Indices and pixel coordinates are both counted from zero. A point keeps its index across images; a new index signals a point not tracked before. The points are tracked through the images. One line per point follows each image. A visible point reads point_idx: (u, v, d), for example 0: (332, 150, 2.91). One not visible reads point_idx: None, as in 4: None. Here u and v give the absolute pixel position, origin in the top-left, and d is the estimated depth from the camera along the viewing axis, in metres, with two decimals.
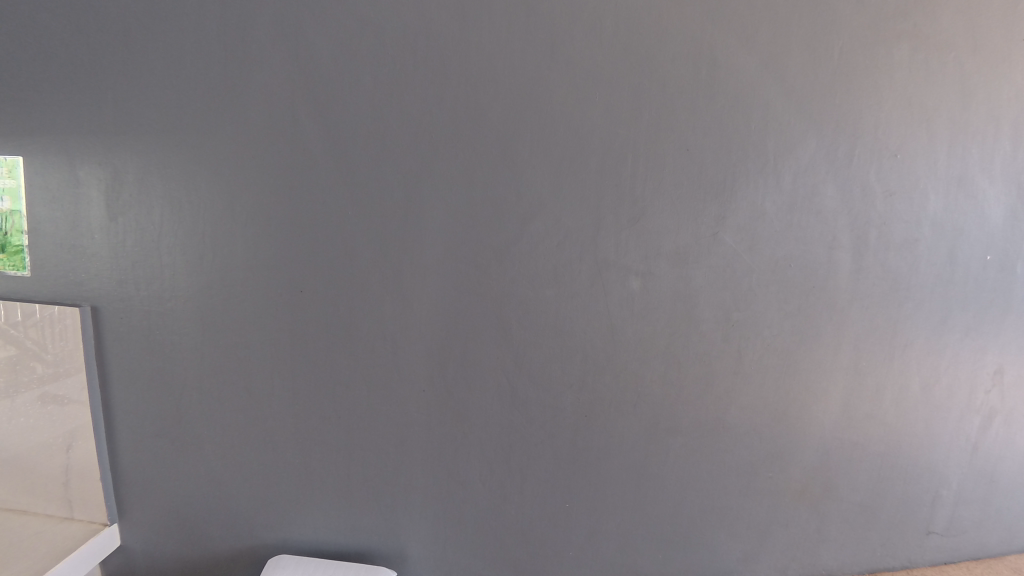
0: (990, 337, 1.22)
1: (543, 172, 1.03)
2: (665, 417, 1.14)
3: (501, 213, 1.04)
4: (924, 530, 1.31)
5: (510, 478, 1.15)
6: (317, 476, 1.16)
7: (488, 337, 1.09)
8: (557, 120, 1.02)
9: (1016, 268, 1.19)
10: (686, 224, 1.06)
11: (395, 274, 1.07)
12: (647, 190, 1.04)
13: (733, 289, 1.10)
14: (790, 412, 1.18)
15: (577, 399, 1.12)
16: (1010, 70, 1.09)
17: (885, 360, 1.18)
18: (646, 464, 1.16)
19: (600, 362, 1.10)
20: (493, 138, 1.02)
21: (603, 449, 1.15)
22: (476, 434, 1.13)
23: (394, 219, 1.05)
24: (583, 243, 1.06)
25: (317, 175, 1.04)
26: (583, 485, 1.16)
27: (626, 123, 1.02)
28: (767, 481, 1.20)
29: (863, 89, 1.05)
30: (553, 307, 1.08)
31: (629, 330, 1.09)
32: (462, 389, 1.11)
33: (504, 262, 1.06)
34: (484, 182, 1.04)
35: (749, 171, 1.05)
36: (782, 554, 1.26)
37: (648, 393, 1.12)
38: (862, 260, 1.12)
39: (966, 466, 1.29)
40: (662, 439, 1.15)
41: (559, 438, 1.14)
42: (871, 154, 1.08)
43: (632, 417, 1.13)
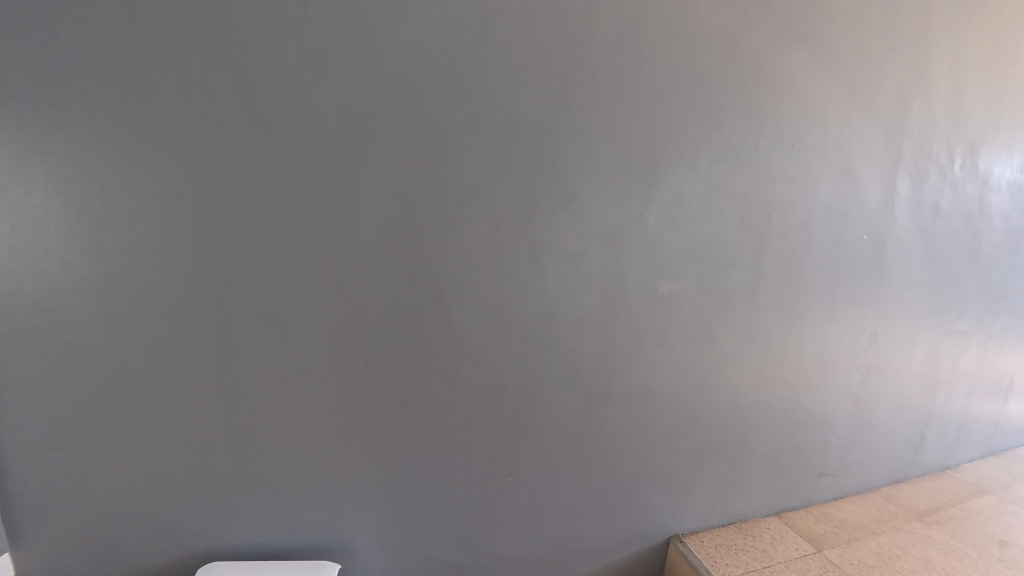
0: (869, 306, 1.44)
1: (478, 156, 1.04)
2: (599, 389, 1.21)
3: (436, 195, 1.04)
4: (819, 473, 1.58)
5: (453, 459, 1.17)
6: (250, 473, 1.11)
7: (426, 321, 1.09)
8: (490, 104, 1.02)
9: (886, 246, 1.42)
10: (614, 207, 1.12)
11: (327, 260, 1.03)
12: (578, 174, 1.09)
13: (657, 267, 1.18)
14: (709, 379, 1.30)
15: (516, 377, 1.15)
16: (882, 78, 1.31)
17: (786, 328, 1.34)
18: (583, 434, 1.23)
19: (536, 341, 1.15)
20: (425, 121, 1.01)
21: (543, 423, 1.20)
22: (419, 417, 1.13)
23: (325, 202, 1.01)
24: (517, 225, 1.08)
25: (237, 155, 0.97)
26: (524, 458, 1.21)
27: (557, 108, 1.05)
28: (691, 442, 1.33)
29: (765, 87, 1.17)
30: (490, 288, 1.10)
31: (564, 309, 1.14)
32: (403, 374, 1.11)
33: (441, 244, 1.06)
34: (417, 164, 1.02)
35: (670, 157, 1.13)
36: (703, 505, 1.41)
37: (583, 367, 1.19)
38: (767, 240, 1.26)
39: (852, 417, 1.54)
40: (597, 410, 1.22)
41: (500, 415, 1.17)
42: (773, 145, 1.20)
43: (569, 390, 1.19)
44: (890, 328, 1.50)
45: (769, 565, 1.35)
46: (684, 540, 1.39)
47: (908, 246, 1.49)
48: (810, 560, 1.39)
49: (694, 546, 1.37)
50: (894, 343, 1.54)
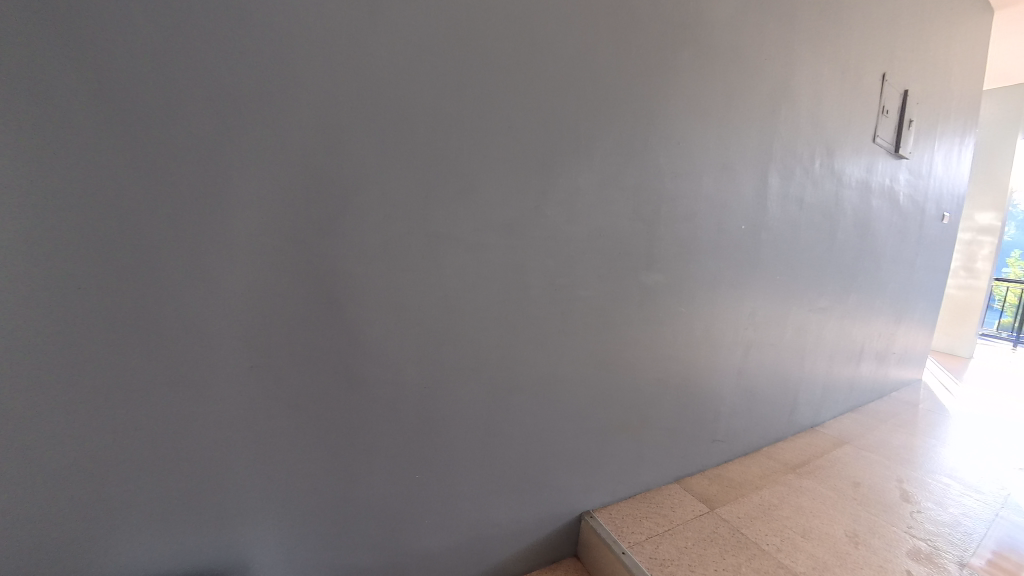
0: (746, 288, 1.66)
1: (371, 142, 0.95)
2: (503, 378, 1.22)
3: (324, 185, 0.92)
4: (713, 439, 1.79)
5: (365, 470, 1.09)
6: (90, 558, 0.82)
7: (324, 326, 0.97)
8: (380, 87, 0.94)
9: (757, 234, 1.65)
10: (511, 198, 1.13)
11: (193, 259, 0.84)
12: (474, 165, 1.07)
13: (554, 256, 1.22)
14: (611, 363, 1.38)
15: (418, 373, 1.10)
16: (748, 86, 1.51)
17: (677, 310, 1.47)
18: (489, 424, 1.23)
19: (437, 334, 1.11)
20: (309, 98, 0.88)
21: (447, 417, 1.16)
22: (313, 433, 1.01)
23: (187, 193, 0.81)
24: (410, 216, 1.02)
25: (39, 129, 0.69)
26: (432, 456, 1.17)
27: (451, 97, 1.02)
28: (598, 423, 1.41)
29: (651, 89, 1.26)
30: (388, 284, 1.02)
31: (464, 301, 1.12)
32: (299, 387, 0.97)
33: (331, 238, 0.95)
34: (303, 148, 0.89)
35: (566, 151, 1.17)
36: (612, 479, 1.51)
37: (486, 358, 1.18)
38: (659, 230, 1.36)
39: (735, 387, 1.76)
40: (502, 399, 1.23)
41: (403, 416, 1.10)
42: (661, 141, 1.31)
43: (473, 381, 1.18)
44: (757, 307, 1.73)
45: (669, 528, 1.48)
46: (594, 514, 1.49)
47: (771, 234, 1.73)
48: (703, 518, 1.55)
49: (603, 519, 1.48)
50: (761, 319, 1.78)
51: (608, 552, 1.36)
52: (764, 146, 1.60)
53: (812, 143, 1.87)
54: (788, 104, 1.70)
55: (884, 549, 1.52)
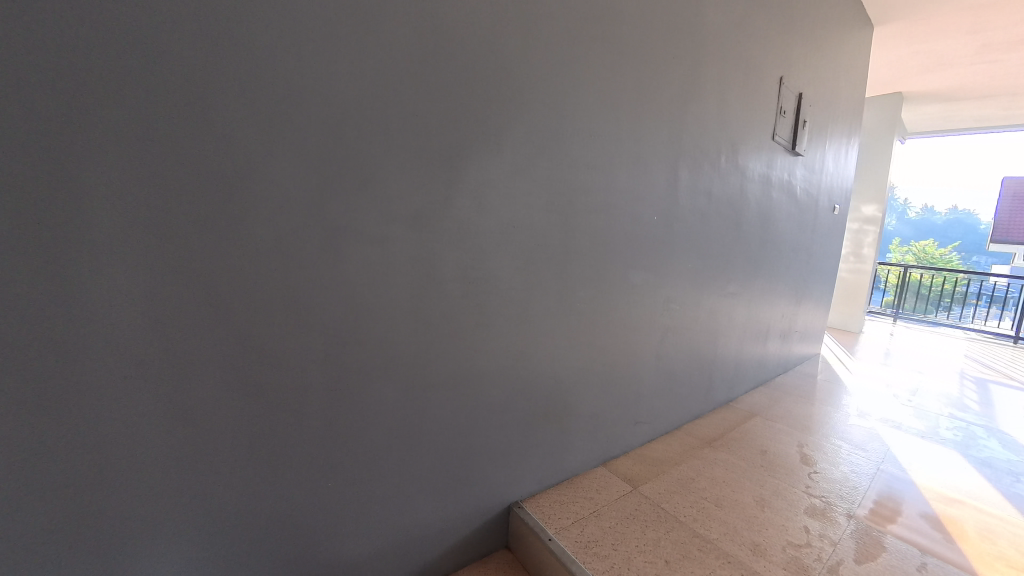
0: (659, 277, 1.77)
1: (257, 127, 0.86)
2: (417, 375, 1.18)
3: (203, 174, 0.81)
4: (635, 421, 1.90)
5: (274, 484, 1.00)
6: None
7: (212, 332, 0.87)
8: (265, 66, 0.85)
9: (669, 225, 1.76)
10: (418, 189, 1.09)
11: (34, 262, 0.69)
12: (376, 154, 1.02)
13: (468, 249, 1.20)
14: (532, 353, 1.40)
15: (325, 377, 1.03)
16: (655, 82, 1.59)
17: (594, 300, 1.54)
18: (406, 424, 1.19)
19: (343, 334, 1.04)
20: (178, 71, 0.76)
21: (357, 421, 1.10)
22: (207, 452, 0.90)
23: (19, 182, 0.67)
24: (303, 209, 0.94)
25: None
26: (346, 463, 1.11)
27: (349, 80, 0.95)
28: (523, 414, 1.43)
29: (558, 81, 1.29)
30: (285, 282, 0.94)
31: (370, 299, 1.06)
32: (188, 401, 0.86)
33: (214, 234, 0.84)
34: (176, 131, 0.78)
35: (475, 141, 1.16)
36: (539, 468, 1.55)
37: (399, 356, 1.13)
38: (573, 221, 1.41)
39: (655, 370, 1.87)
40: (418, 397, 1.19)
41: (309, 423, 1.03)
42: (572, 133, 1.35)
43: (387, 381, 1.13)
44: (670, 294, 1.85)
45: (593, 510, 1.55)
46: (523, 505, 1.51)
47: (682, 225, 1.84)
48: (626, 497, 1.63)
49: (530, 508, 1.51)
50: (675, 306, 1.90)
51: (536, 540, 1.39)
52: (671, 141, 1.70)
53: (718, 138, 2.00)
54: (695, 101, 1.81)
55: (785, 509, 1.68)
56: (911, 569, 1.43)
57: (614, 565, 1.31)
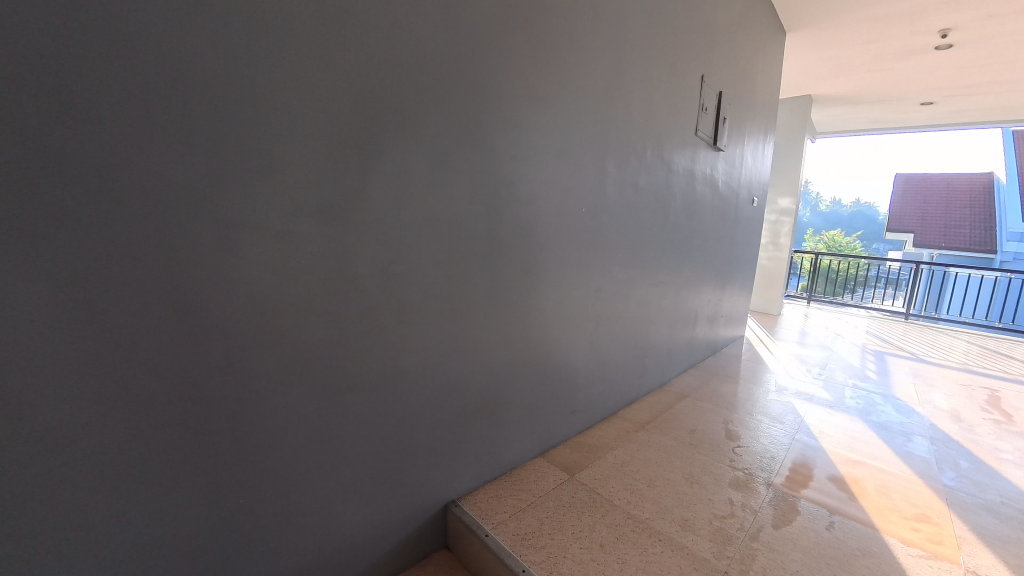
0: (587, 267, 1.82)
1: (127, 106, 0.74)
2: (336, 378, 1.11)
3: (57, 159, 0.69)
4: (571, 409, 1.95)
5: (171, 511, 0.89)
6: None
7: (79, 343, 0.75)
8: (135, 34, 0.73)
9: (595, 217, 1.81)
10: (328, 179, 1.01)
11: None
12: (276, 140, 0.92)
13: (387, 243, 1.14)
14: (461, 347, 1.39)
15: (228, 387, 0.93)
16: (579, 75, 1.61)
17: (524, 292, 1.55)
18: (325, 431, 1.11)
19: (248, 339, 0.94)
20: (12, 35, 0.64)
21: (269, 433, 1.01)
22: (81, 483, 0.78)
23: None
24: (194, 200, 0.83)
25: None
26: (260, 479, 1.01)
27: (240, 57, 0.85)
28: (454, 410, 1.42)
29: (480, 70, 1.27)
30: (176, 284, 0.83)
31: (277, 299, 0.98)
32: (49, 425, 0.73)
33: (78, 231, 0.72)
34: (11, 103, 0.64)
35: (391, 130, 1.11)
36: (476, 463, 1.55)
37: (314, 359, 1.06)
38: (499, 212, 1.40)
39: (587, 358, 1.94)
40: (338, 401, 1.12)
41: (211, 440, 0.93)
42: (497, 124, 1.34)
43: (301, 387, 1.05)
44: (600, 284, 1.92)
45: (530, 502, 1.55)
46: (459, 503, 1.49)
47: (609, 216, 1.89)
48: (563, 486, 1.65)
49: (467, 505, 1.49)
50: (606, 295, 1.97)
51: (472, 538, 1.37)
52: (597, 133, 1.73)
53: (644, 132, 2.06)
54: (621, 94, 1.85)
55: (712, 484, 1.77)
56: (820, 528, 1.56)
57: (550, 555, 1.32)
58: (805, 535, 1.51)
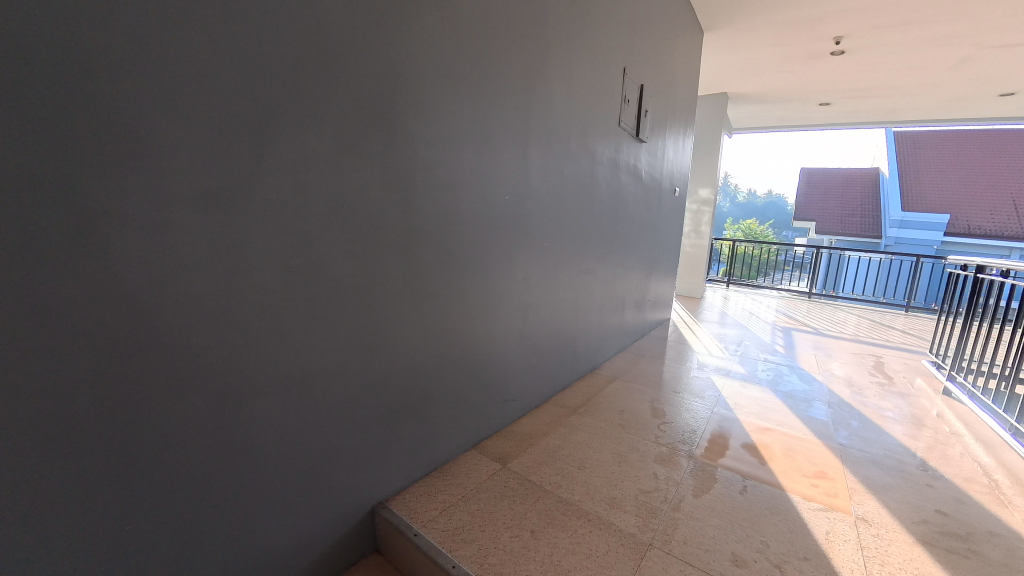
0: (513, 257, 1.82)
1: None
2: (236, 384, 1.00)
3: None
4: (503, 399, 1.95)
5: (29, 554, 0.75)
6: None
7: None
8: None
9: (519, 206, 1.80)
10: (216, 163, 0.90)
11: None
12: (149, 114, 0.79)
13: (289, 234, 1.05)
14: (380, 343, 1.33)
15: (99, 403, 0.79)
16: (498, 61, 1.58)
17: (447, 282, 1.52)
18: (228, 443, 1.00)
19: (124, 346, 0.81)
20: None
21: (159, 451, 0.89)
22: None
23: None
24: (37, 183, 0.69)
25: None
26: (149, 504, 0.89)
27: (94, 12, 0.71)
28: (377, 409, 1.36)
29: (389, 49, 1.20)
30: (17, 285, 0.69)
31: (159, 299, 0.85)
32: None
33: None
34: None
35: (290, 109, 1.01)
36: (404, 461, 1.50)
37: (210, 364, 0.95)
38: (416, 201, 1.35)
39: (516, 347, 1.95)
40: (240, 409, 1.02)
41: (81, 466, 0.79)
42: (410, 108, 1.28)
43: (196, 397, 0.93)
44: (526, 273, 1.93)
45: (463, 495, 1.53)
46: (387, 504, 1.43)
47: (534, 204, 1.90)
48: (495, 476, 1.65)
49: (396, 506, 1.43)
50: (532, 283, 1.99)
51: (401, 538, 1.33)
52: (518, 121, 1.72)
53: (567, 121, 2.08)
54: (542, 82, 1.85)
55: (639, 461, 1.85)
56: (735, 493, 1.68)
57: (481, 548, 1.31)
58: (721, 500, 1.62)
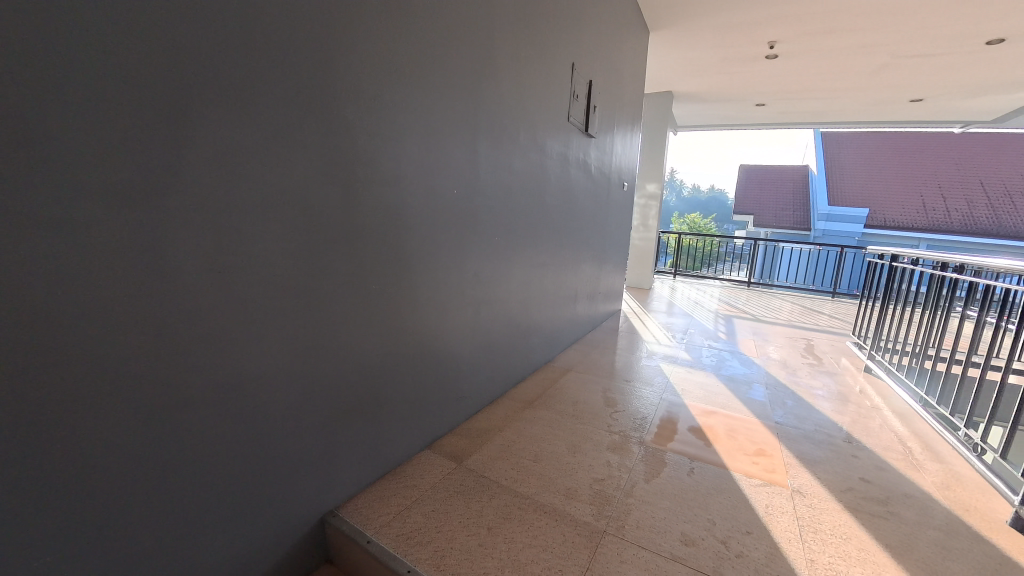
0: (463, 252, 1.79)
1: None
2: (164, 398, 0.90)
3: None
4: (456, 397, 1.93)
5: None
6: None
7: None
8: None
9: (468, 200, 1.78)
10: (129, 151, 0.80)
11: None
12: (40, 96, 0.69)
13: (222, 230, 0.96)
14: (324, 345, 1.26)
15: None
16: (442, 50, 1.54)
17: (394, 279, 1.47)
18: (155, 462, 0.91)
19: (19, 361, 0.71)
20: None
21: (68, 476, 0.79)
22: None
23: None
24: None
25: None
26: (56, 536, 0.79)
27: None
28: (323, 414, 1.29)
29: (325, 33, 1.12)
30: None
31: (63, 306, 0.75)
32: None
33: None
34: None
35: (217, 93, 0.91)
36: (354, 466, 1.44)
37: (131, 377, 0.84)
38: (357, 194, 1.29)
39: (468, 343, 1.93)
40: (170, 425, 0.92)
41: None
42: (349, 96, 1.22)
43: (114, 415, 0.83)
44: (477, 268, 1.91)
45: (418, 497, 1.49)
46: (338, 513, 1.37)
47: (483, 199, 1.88)
48: (451, 476, 1.62)
49: (348, 514, 1.38)
50: (484, 279, 1.97)
51: (354, 547, 1.27)
52: (464, 113, 1.69)
53: (515, 114, 2.07)
54: (490, 74, 1.83)
55: (592, 450, 1.89)
56: (683, 475, 1.75)
57: (438, 549, 1.28)
58: (670, 483, 1.69)
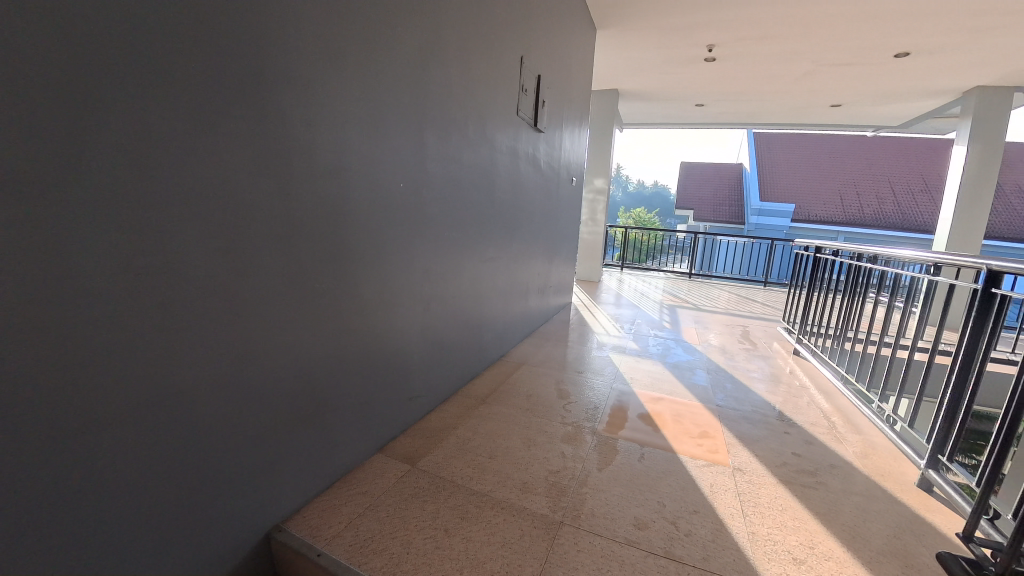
0: (410, 247, 1.74)
1: None
2: (76, 419, 0.80)
3: None
4: (407, 397, 1.87)
5: None
6: None
7: None
8: None
9: (415, 194, 1.72)
10: (24, 138, 0.69)
11: None
12: None
13: (140, 228, 0.85)
14: (264, 350, 1.17)
15: None
16: (385, 37, 1.47)
17: (338, 277, 1.40)
18: (67, 492, 0.80)
19: None
20: None
21: None
22: None
23: None
24: None
25: None
26: None
27: None
28: (264, 423, 1.20)
29: (260, 12, 1.03)
30: None
31: None
32: None
33: None
34: None
35: (135, 73, 0.81)
36: (301, 476, 1.36)
37: (32, 398, 0.73)
38: (297, 187, 1.21)
39: (418, 341, 1.88)
40: (85, 449, 0.81)
41: None
42: (286, 81, 1.13)
43: (11, 443, 0.72)
44: (426, 264, 1.86)
45: (371, 503, 1.44)
46: (283, 527, 1.29)
47: (431, 192, 1.83)
48: (405, 478, 1.57)
49: (295, 527, 1.30)
50: (433, 275, 1.92)
51: (303, 562, 1.20)
52: (410, 104, 1.63)
53: (463, 105, 2.02)
54: (436, 64, 1.77)
55: (547, 442, 1.90)
56: (634, 461, 1.80)
57: (394, 556, 1.24)
58: (623, 470, 1.73)
